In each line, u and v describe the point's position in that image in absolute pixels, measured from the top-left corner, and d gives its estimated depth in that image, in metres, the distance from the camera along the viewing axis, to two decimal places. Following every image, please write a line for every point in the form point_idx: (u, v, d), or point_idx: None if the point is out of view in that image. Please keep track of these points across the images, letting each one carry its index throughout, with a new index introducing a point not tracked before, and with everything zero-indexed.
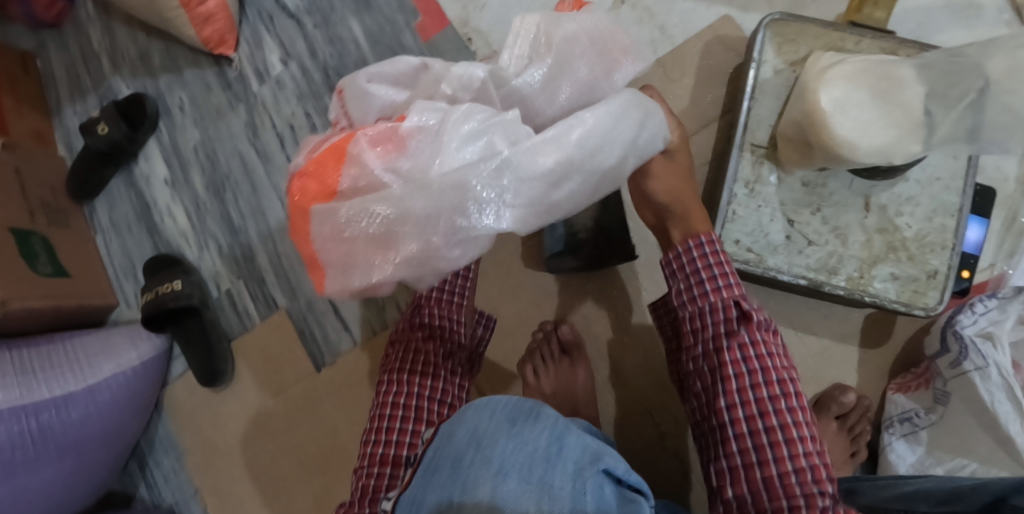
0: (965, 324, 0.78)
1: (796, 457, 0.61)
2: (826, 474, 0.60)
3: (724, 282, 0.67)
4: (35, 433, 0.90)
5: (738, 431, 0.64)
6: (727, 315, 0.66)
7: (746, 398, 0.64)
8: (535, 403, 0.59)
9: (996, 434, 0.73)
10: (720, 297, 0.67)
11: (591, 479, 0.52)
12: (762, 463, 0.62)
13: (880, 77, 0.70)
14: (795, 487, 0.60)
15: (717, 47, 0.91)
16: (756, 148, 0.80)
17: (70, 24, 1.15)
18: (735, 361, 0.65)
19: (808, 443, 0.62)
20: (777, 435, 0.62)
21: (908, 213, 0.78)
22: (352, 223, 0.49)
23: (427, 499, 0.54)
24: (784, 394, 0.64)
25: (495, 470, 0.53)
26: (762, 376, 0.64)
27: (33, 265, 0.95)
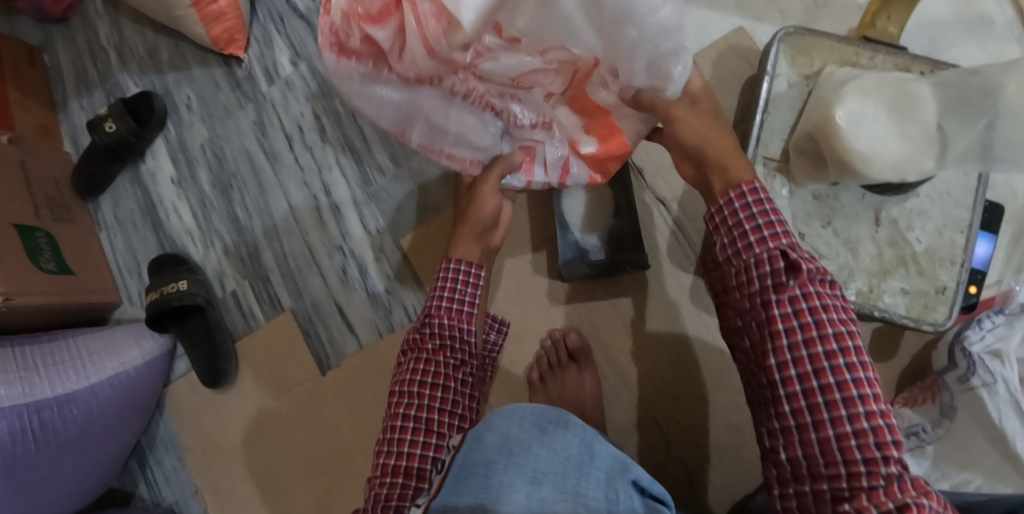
0: (973, 340, 0.78)
1: (856, 419, 0.52)
2: (894, 437, 0.52)
3: (770, 230, 0.57)
4: (37, 429, 0.91)
5: (790, 394, 0.56)
6: (772, 267, 0.57)
7: (799, 356, 0.55)
8: (562, 411, 0.60)
9: (1003, 450, 0.74)
10: (763, 249, 0.57)
11: (621, 488, 0.54)
12: (817, 425, 0.54)
13: (899, 95, 0.70)
14: (854, 450, 0.52)
15: (730, 57, 0.91)
16: (768, 160, 0.80)
17: (79, 18, 1.14)
18: (784, 315, 0.56)
19: (874, 403, 0.53)
20: (834, 394, 0.53)
21: (919, 228, 0.79)
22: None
23: (459, 503, 0.51)
24: (841, 349, 0.54)
25: (530, 478, 0.53)
26: (816, 331, 0.54)
27: (36, 261, 0.95)
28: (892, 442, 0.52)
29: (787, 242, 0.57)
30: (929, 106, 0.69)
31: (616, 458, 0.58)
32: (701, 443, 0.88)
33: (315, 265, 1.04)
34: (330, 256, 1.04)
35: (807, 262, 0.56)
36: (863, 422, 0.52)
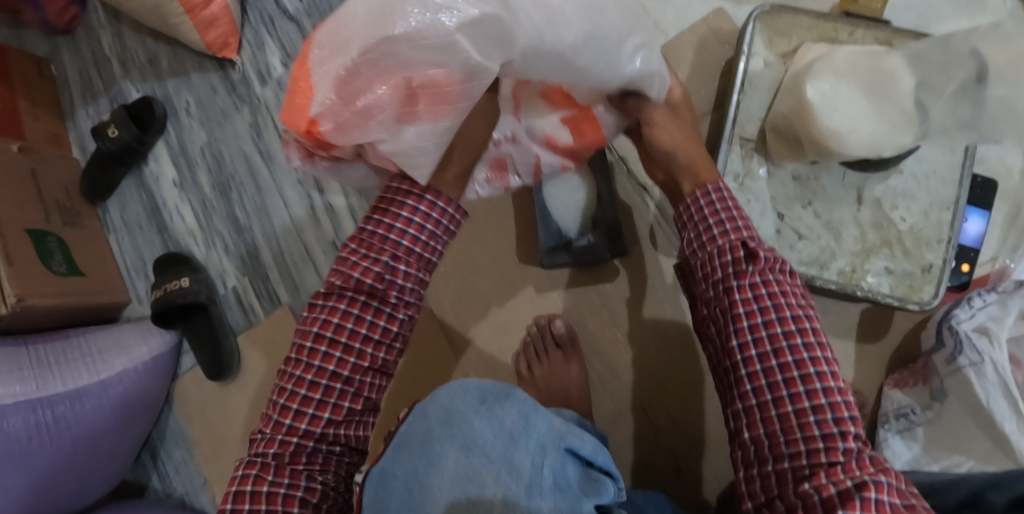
0: (962, 319, 0.76)
1: (814, 396, 0.55)
2: (849, 413, 0.54)
3: (733, 223, 0.62)
4: (51, 424, 0.95)
5: (751, 374, 0.58)
6: (734, 256, 0.60)
7: (760, 337, 0.58)
8: (507, 384, 0.56)
9: (993, 434, 0.72)
10: (727, 238, 0.61)
11: (553, 456, 0.50)
12: (777, 403, 0.56)
13: (872, 72, 0.67)
14: (812, 425, 0.54)
15: (711, 40, 0.91)
16: (746, 141, 0.80)
17: (83, 29, 1.18)
18: (745, 300, 0.58)
19: (830, 380, 0.55)
20: (793, 375, 0.56)
21: (904, 207, 0.77)
22: (338, 32, 0.52)
23: (395, 471, 0.52)
24: (800, 330, 0.57)
25: (461, 443, 0.52)
26: (775, 313, 0.57)
27: (49, 263, 0.99)
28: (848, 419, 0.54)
29: (748, 234, 0.61)
30: (906, 78, 0.65)
31: (553, 426, 0.53)
32: (689, 429, 0.89)
33: (311, 262, 1.07)
34: (325, 252, 1.06)
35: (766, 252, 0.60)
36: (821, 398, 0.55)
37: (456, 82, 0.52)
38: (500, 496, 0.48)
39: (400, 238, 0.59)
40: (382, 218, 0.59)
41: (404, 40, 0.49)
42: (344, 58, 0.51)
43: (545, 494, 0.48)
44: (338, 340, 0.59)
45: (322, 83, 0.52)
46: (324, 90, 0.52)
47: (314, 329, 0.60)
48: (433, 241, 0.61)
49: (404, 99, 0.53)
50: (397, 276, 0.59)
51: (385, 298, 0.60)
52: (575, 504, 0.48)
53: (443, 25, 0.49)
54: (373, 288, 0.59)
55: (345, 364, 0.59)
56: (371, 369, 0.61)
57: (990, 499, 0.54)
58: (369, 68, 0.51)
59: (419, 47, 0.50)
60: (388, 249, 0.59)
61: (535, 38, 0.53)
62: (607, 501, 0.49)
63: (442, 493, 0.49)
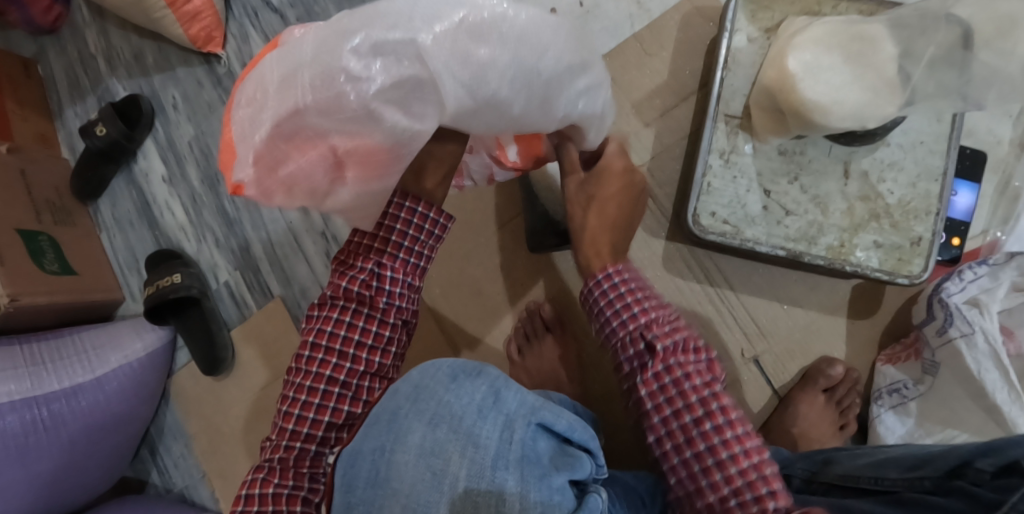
0: (953, 292, 0.76)
1: (744, 473, 0.59)
2: (767, 488, 0.59)
3: (631, 312, 0.67)
4: (47, 421, 0.95)
5: (683, 459, 0.63)
6: (636, 349, 0.66)
7: (671, 428, 0.64)
8: (479, 363, 0.57)
9: (984, 404, 0.72)
10: (629, 331, 0.67)
11: (520, 431, 0.50)
12: (712, 486, 0.61)
13: (853, 38, 0.66)
14: (733, 507, 0.59)
15: (695, 18, 0.91)
16: (731, 118, 0.79)
17: (68, 28, 1.18)
18: (652, 392, 0.65)
19: (745, 459, 0.60)
20: (709, 461, 0.61)
21: (891, 179, 0.76)
22: (249, 95, 0.53)
23: (363, 447, 0.52)
24: (707, 415, 0.62)
25: (428, 419, 0.51)
26: (681, 401, 0.63)
27: (40, 263, 0.99)
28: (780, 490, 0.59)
29: (646, 322, 0.66)
30: (887, 46, 0.65)
31: (525, 400, 0.53)
32: None
33: (301, 253, 1.07)
34: (315, 243, 1.07)
35: (664, 339, 0.65)
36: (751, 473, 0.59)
37: (386, 150, 0.54)
38: (465, 470, 0.48)
39: (392, 248, 0.64)
40: (368, 232, 0.65)
41: (315, 110, 0.51)
42: (260, 127, 0.52)
43: (511, 466, 0.48)
44: (333, 347, 0.65)
45: (242, 149, 0.54)
46: (242, 158, 0.54)
47: (310, 339, 0.66)
48: (415, 248, 0.65)
49: (331, 164, 0.56)
50: (384, 283, 0.65)
51: (374, 305, 0.65)
52: (544, 476, 0.49)
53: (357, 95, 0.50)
54: (359, 294, 0.65)
55: (340, 369, 0.65)
56: (367, 372, 0.66)
57: (979, 466, 0.54)
58: (299, 134, 0.53)
59: (335, 117, 0.51)
60: (372, 259, 0.64)
61: (507, 93, 0.54)
62: (580, 475, 0.51)
63: (408, 468, 0.49)
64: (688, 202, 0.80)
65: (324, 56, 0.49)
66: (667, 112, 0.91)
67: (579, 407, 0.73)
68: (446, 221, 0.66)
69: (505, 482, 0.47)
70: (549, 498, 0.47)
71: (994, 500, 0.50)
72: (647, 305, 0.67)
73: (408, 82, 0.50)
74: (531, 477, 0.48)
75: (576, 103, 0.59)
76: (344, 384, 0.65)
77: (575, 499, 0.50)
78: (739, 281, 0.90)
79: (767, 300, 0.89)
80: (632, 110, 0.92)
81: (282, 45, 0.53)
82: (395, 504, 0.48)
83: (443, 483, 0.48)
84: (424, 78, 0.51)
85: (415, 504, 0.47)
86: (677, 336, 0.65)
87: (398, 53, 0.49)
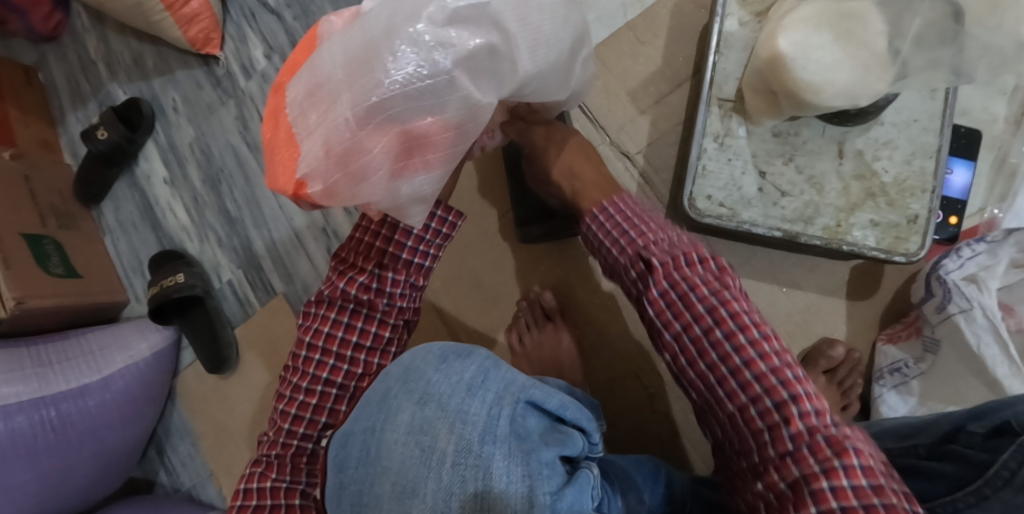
0: (950, 269, 0.76)
1: (762, 378, 0.57)
2: (793, 390, 0.56)
3: (630, 237, 0.68)
4: (55, 421, 0.96)
5: (698, 373, 0.62)
6: (639, 271, 0.66)
7: (683, 345, 0.62)
8: (470, 344, 0.57)
9: (985, 379, 0.72)
10: (629, 254, 0.67)
11: (509, 406, 0.51)
12: (731, 396, 0.59)
13: (842, 16, 0.65)
14: (755, 417, 0.57)
15: (687, 5, 0.91)
16: (724, 101, 0.80)
17: (68, 35, 1.19)
18: (659, 311, 0.64)
19: (768, 361, 0.58)
20: (725, 370, 0.59)
21: (886, 157, 0.77)
22: (320, 87, 0.50)
23: (354, 427, 0.53)
24: (717, 322, 0.60)
25: (417, 398, 0.52)
26: (689, 314, 0.61)
27: (46, 266, 1.01)
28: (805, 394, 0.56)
29: (647, 242, 0.66)
30: (876, 23, 0.65)
31: (516, 378, 0.54)
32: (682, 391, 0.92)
33: (304, 254, 1.08)
34: (316, 239, 1.08)
35: (663, 257, 0.64)
36: (771, 378, 0.57)
37: (455, 129, 0.52)
38: (453, 445, 0.49)
39: (403, 250, 0.65)
40: (370, 232, 0.66)
41: (398, 84, 0.48)
42: (338, 113, 0.49)
43: (498, 441, 0.49)
44: (331, 347, 0.66)
45: (309, 144, 0.50)
46: (312, 151, 0.50)
47: (307, 339, 0.66)
48: (420, 248, 0.66)
49: (401, 150, 0.51)
50: (384, 284, 0.66)
51: (374, 307, 0.66)
52: (534, 451, 0.49)
53: (437, 65, 0.49)
54: (359, 296, 0.66)
55: (337, 371, 0.66)
56: (365, 374, 0.67)
57: (971, 429, 0.55)
58: (377, 116, 0.49)
59: (412, 92, 0.49)
60: (374, 260, 0.66)
61: (550, 61, 0.57)
62: (572, 450, 0.52)
63: (398, 446, 0.50)
64: (684, 187, 0.81)
65: (399, 28, 0.48)
66: (662, 99, 0.91)
67: (580, 393, 0.73)
68: (455, 219, 0.66)
69: (492, 457, 0.48)
70: (537, 471, 0.48)
71: (982, 458, 0.51)
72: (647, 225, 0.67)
73: (485, 53, 0.50)
74: (518, 451, 0.49)
75: (580, 68, 0.66)
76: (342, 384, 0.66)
77: (567, 475, 0.51)
78: (738, 264, 0.90)
79: (768, 284, 0.89)
80: (627, 98, 0.92)
81: (339, 35, 0.50)
82: (385, 481, 0.49)
83: (431, 458, 0.49)
84: (499, 49, 0.51)
85: (406, 481, 0.48)
86: (679, 250, 0.64)
87: (472, 23, 0.50)
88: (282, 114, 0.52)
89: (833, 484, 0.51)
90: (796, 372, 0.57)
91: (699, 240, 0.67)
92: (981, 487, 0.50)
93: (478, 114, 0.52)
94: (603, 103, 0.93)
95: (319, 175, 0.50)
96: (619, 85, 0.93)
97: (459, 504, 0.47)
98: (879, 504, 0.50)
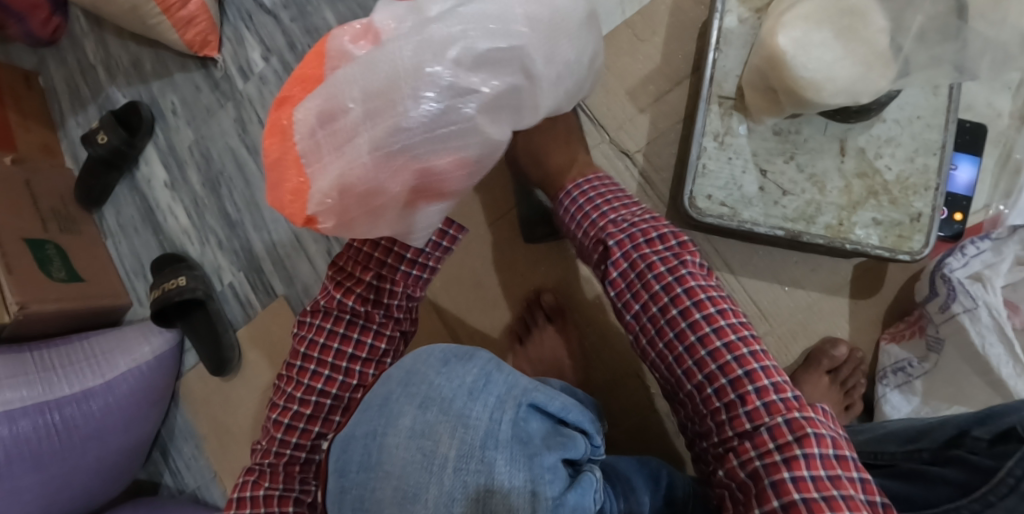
0: (955, 267, 0.75)
1: (718, 356, 0.61)
2: (748, 366, 0.60)
3: (592, 219, 0.70)
4: (60, 425, 0.97)
5: (659, 352, 0.65)
6: (601, 253, 0.69)
7: (645, 324, 0.66)
8: (471, 347, 0.57)
9: (990, 379, 0.72)
10: (591, 237, 0.70)
11: (511, 410, 0.51)
12: (689, 374, 0.63)
13: (842, 12, 0.65)
14: (713, 395, 0.61)
15: (686, 1, 0.90)
16: (724, 99, 0.79)
17: (66, 39, 1.19)
18: (621, 291, 0.67)
19: (725, 337, 0.61)
20: (683, 349, 0.63)
21: (889, 155, 0.76)
22: (335, 119, 0.49)
23: (355, 432, 0.52)
24: (673, 302, 0.63)
25: (419, 402, 0.51)
26: (648, 294, 0.65)
27: (48, 271, 1.01)
28: (759, 370, 0.60)
29: (608, 223, 0.69)
30: (878, 19, 0.64)
31: (518, 382, 0.54)
32: None
33: (303, 255, 1.08)
34: (316, 241, 1.08)
35: (621, 236, 0.67)
36: (726, 355, 0.61)
37: (469, 167, 0.54)
38: (455, 450, 0.48)
39: (406, 264, 0.65)
40: (369, 242, 0.66)
41: (421, 130, 0.50)
42: (356, 152, 0.50)
43: (501, 445, 0.48)
44: (326, 357, 0.66)
45: (322, 179, 0.50)
46: (326, 187, 0.50)
47: (302, 349, 0.67)
48: (419, 260, 0.66)
49: (416, 185, 0.53)
50: (382, 295, 0.67)
51: (371, 318, 0.67)
52: (537, 455, 0.50)
53: (460, 110, 0.51)
54: (355, 308, 0.66)
55: (332, 381, 0.66)
56: (361, 385, 0.67)
57: (976, 435, 0.55)
58: (398, 158, 0.50)
59: (435, 134, 0.50)
60: (372, 272, 0.66)
61: (563, 84, 0.59)
62: (573, 454, 0.52)
63: (399, 450, 0.49)
64: (684, 186, 0.80)
65: (424, 67, 0.49)
66: (661, 98, 0.91)
67: (579, 393, 0.72)
68: (455, 232, 0.67)
69: (494, 463, 0.47)
70: (540, 476, 0.48)
71: (988, 464, 0.51)
72: (610, 206, 0.70)
73: (510, 94, 0.54)
74: (521, 456, 0.48)
75: (590, 78, 0.66)
76: (336, 395, 0.66)
77: (569, 479, 0.51)
78: (738, 263, 0.89)
79: (769, 283, 0.89)
80: (626, 97, 0.92)
81: (360, 61, 0.49)
82: (387, 486, 0.49)
83: (433, 463, 0.48)
84: (521, 87, 0.54)
85: (408, 487, 0.48)
86: (638, 229, 0.67)
87: (499, 65, 0.52)
88: (290, 138, 0.51)
89: (792, 474, 0.55)
90: (751, 348, 0.61)
91: (660, 217, 0.69)
92: (986, 494, 0.50)
93: (492, 154, 0.55)
94: (602, 102, 0.92)
95: (331, 210, 0.52)
96: (618, 83, 0.92)
97: (462, 508, 0.46)
98: (835, 492, 0.54)
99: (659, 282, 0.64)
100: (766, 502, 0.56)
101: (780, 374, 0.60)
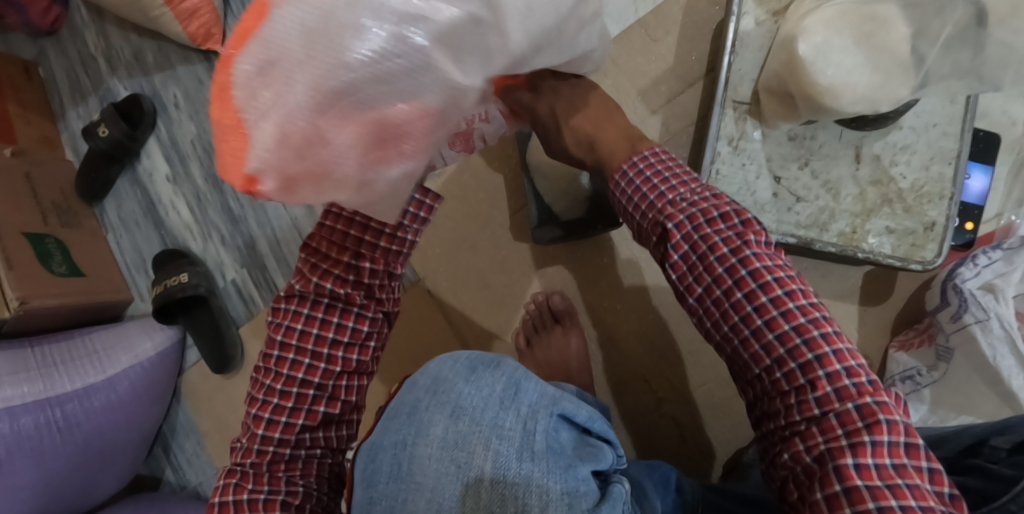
0: (967, 277, 0.75)
1: (786, 340, 0.53)
2: (822, 351, 0.52)
3: (648, 196, 0.60)
4: (61, 422, 0.96)
5: (723, 335, 0.57)
6: (656, 233, 0.60)
7: (707, 307, 0.58)
8: (496, 353, 0.56)
9: (999, 389, 0.71)
10: (648, 217, 0.60)
11: (544, 421, 0.50)
12: (756, 358, 0.55)
13: (864, 18, 0.63)
14: (781, 381, 0.54)
15: (700, 2, 0.89)
16: (739, 104, 0.78)
17: (67, 29, 1.17)
18: (681, 275, 0.58)
19: (796, 322, 0.53)
20: (750, 333, 0.55)
21: (904, 163, 0.75)
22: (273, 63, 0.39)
23: (383, 442, 0.51)
24: (737, 284, 0.55)
25: (450, 412, 0.51)
26: (710, 277, 0.56)
27: (48, 265, 1.00)
28: (831, 354, 0.51)
29: (664, 201, 0.59)
30: (900, 26, 0.63)
31: (545, 391, 0.53)
32: (689, 396, 0.91)
33: None
34: None
35: (679, 215, 0.58)
36: (795, 339, 0.53)
37: (433, 115, 0.43)
38: (490, 463, 0.48)
39: (385, 238, 0.63)
40: (342, 219, 0.62)
41: (370, 64, 0.39)
42: (296, 94, 0.39)
43: (535, 457, 0.48)
44: (306, 345, 0.64)
45: (264, 131, 0.39)
46: (264, 141, 0.40)
47: (279, 337, 0.64)
48: (398, 234, 0.63)
49: (373, 143, 0.42)
50: (361, 275, 0.64)
51: (352, 301, 0.64)
52: (570, 467, 0.49)
53: (409, 41, 0.40)
54: (334, 291, 0.64)
55: (314, 369, 0.64)
56: (345, 371, 0.65)
57: (994, 443, 0.55)
58: (342, 101, 0.40)
59: (383, 71, 0.40)
60: (350, 251, 0.63)
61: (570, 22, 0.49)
62: (602, 465, 0.51)
63: (431, 462, 0.49)
64: None
65: None
66: (674, 99, 0.90)
67: (591, 396, 0.70)
68: (432, 201, 0.64)
69: (532, 474, 0.47)
70: (575, 489, 0.48)
71: (1009, 474, 0.50)
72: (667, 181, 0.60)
73: (477, 24, 0.42)
74: (554, 469, 0.48)
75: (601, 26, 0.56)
76: (320, 385, 0.63)
77: (600, 491, 0.51)
78: None
79: None
80: (638, 98, 0.90)
81: None
82: (419, 498, 0.48)
83: (467, 476, 0.48)
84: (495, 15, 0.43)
85: (441, 500, 0.48)
86: (699, 208, 0.57)
87: None
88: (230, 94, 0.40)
89: (857, 461, 0.48)
90: (824, 329, 0.53)
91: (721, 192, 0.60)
92: (1007, 503, 0.49)
93: (458, 102, 0.44)
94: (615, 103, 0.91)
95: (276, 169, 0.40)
96: (630, 83, 0.90)
97: None
98: (901, 481, 0.48)
99: (722, 264, 0.55)
100: (827, 487, 0.49)
101: (855, 358, 0.52)
